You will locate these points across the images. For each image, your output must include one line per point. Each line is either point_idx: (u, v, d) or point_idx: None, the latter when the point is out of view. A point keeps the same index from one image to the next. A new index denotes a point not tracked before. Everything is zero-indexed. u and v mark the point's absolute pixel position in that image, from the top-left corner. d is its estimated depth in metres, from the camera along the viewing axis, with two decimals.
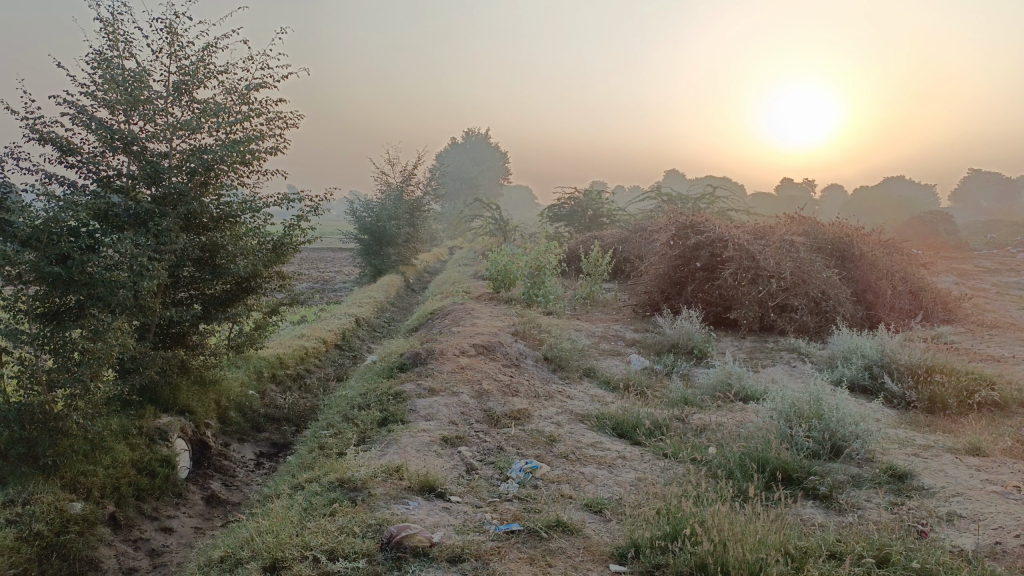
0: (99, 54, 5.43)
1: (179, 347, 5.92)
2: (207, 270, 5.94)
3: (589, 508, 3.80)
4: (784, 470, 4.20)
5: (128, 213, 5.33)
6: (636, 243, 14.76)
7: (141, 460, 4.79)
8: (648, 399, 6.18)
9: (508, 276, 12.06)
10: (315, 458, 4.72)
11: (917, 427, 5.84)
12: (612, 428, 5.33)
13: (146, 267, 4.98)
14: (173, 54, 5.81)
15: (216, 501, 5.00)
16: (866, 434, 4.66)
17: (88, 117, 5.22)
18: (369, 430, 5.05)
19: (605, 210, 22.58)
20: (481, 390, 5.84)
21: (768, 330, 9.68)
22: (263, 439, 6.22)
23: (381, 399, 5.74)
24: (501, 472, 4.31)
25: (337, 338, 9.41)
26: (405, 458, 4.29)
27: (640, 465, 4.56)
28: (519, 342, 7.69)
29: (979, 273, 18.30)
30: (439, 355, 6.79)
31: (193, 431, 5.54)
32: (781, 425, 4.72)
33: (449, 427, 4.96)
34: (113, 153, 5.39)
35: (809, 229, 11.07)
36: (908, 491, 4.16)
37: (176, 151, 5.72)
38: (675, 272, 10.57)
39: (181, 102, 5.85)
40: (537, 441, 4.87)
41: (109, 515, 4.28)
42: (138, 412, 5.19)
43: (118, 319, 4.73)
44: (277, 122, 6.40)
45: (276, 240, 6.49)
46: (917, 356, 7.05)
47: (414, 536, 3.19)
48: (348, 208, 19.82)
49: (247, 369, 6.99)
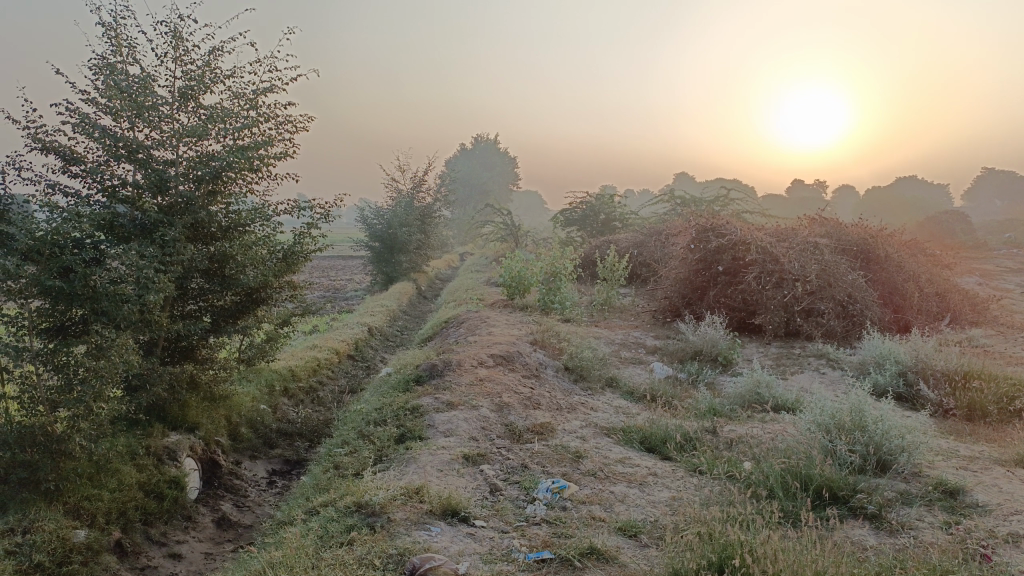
0: (102, 60, 5.25)
1: (187, 362, 5.71)
2: (216, 281, 5.74)
3: (624, 532, 3.55)
4: (829, 488, 3.94)
5: (134, 224, 5.16)
6: (654, 247, 14.51)
7: (148, 481, 4.57)
8: (676, 410, 5.92)
9: (522, 282, 11.69)
10: (330, 479, 4.49)
11: (959, 436, 5.56)
12: (640, 442, 5.08)
13: (152, 279, 4.76)
14: (177, 59, 5.63)
15: (227, 523, 4.78)
16: (913, 447, 4.39)
17: (90, 125, 5.03)
18: (386, 448, 4.81)
19: (617, 215, 22.33)
20: (502, 403, 5.61)
21: (794, 335, 9.40)
22: (276, 456, 6.00)
23: (398, 414, 5.50)
24: (527, 492, 4.07)
25: (349, 348, 9.20)
26: (426, 479, 4.05)
27: (673, 483, 4.31)
28: (539, 351, 7.44)
29: (1001, 273, 17.95)
30: (456, 366, 6.55)
31: (203, 450, 5.33)
32: (821, 439, 4.47)
33: (470, 444, 4.72)
34: (116, 161, 5.20)
35: (832, 230, 10.76)
36: (963, 509, 3.89)
37: (182, 159, 5.53)
38: (696, 276, 10.31)
39: (186, 108, 5.65)
40: (563, 458, 4.62)
41: (115, 542, 4.06)
42: (146, 431, 4.98)
43: (123, 336, 4.52)
44: (286, 127, 6.20)
45: (286, 249, 6.26)
46: (953, 361, 6.76)
47: (438, 567, 2.94)
48: (358, 216, 19.64)
49: (258, 382, 6.78)
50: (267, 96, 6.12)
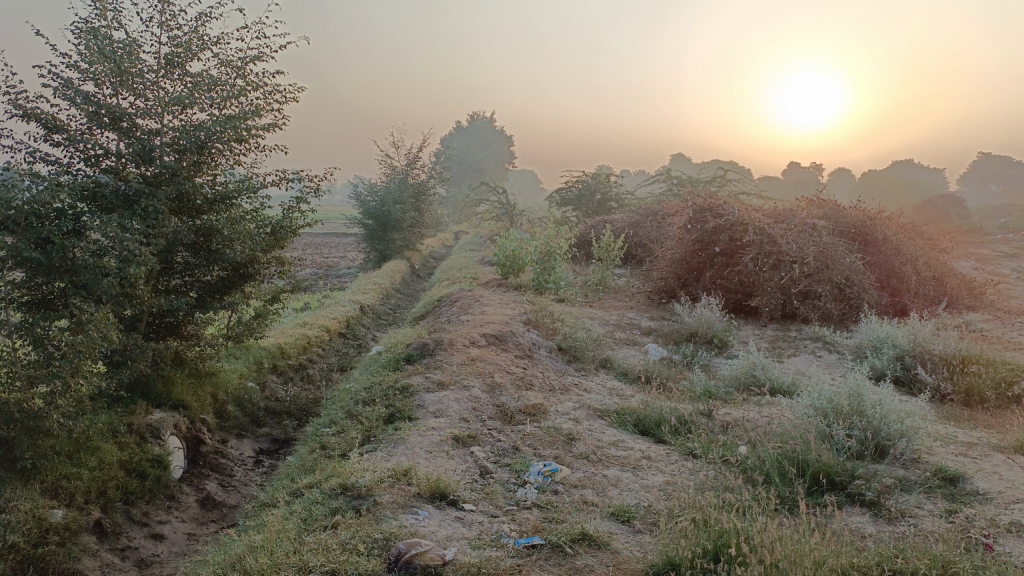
0: (85, 24, 5.07)
1: (173, 338, 5.59)
2: (201, 256, 5.58)
3: (617, 518, 3.46)
4: (827, 473, 3.84)
5: (117, 195, 5.00)
6: (650, 228, 14.39)
7: (130, 460, 4.45)
8: (671, 392, 5.82)
9: (517, 262, 11.57)
10: (316, 460, 4.38)
11: (957, 422, 5.48)
12: (634, 424, 4.99)
13: (135, 252, 4.60)
14: (163, 24, 5.44)
15: (211, 503, 4.68)
16: (912, 432, 4.30)
17: (73, 91, 4.86)
18: (374, 428, 4.70)
19: (613, 194, 22.17)
20: (494, 384, 5.50)
21: (791, 317, 9.31)
22: (264, 435, 5.90)
23: (387, 394, 5.39)
24: (518, 475, 3.97)
25: (341, 326, 9.08)
26: (414, 461, 3.95)
27: (667, 467, 4.21)
28: (532, 332, 7.32)
29: (997, 258, 17.89)
30: (448, 346, 6.44)
31: (188, 428, 5.21)
32: (819, 423, 4.37)
33: (460, 425, 4.62)
34: (100, 130, 5.04)
35: (830, 211, 10.63)
36: (963, 496, 3.81)
37: (167, 128, 5.36)
38: (692, 257, 10.22)
39: (172, 76, 5.47)
40: (556, 440, 4.52)
41: (95, 523, 3.95)
42: (128, 408, 4.85)
43: (103, 308, 4.35)
44: (275, 97, 6.02)
45: (275, 224, 6.11)
46: (952, 345, 6.67)
47: (425, 553, 2.83)
48: (352, 192, 19.43)
49: (246, 359, 6.67)
50: (256, 65, 5.94)
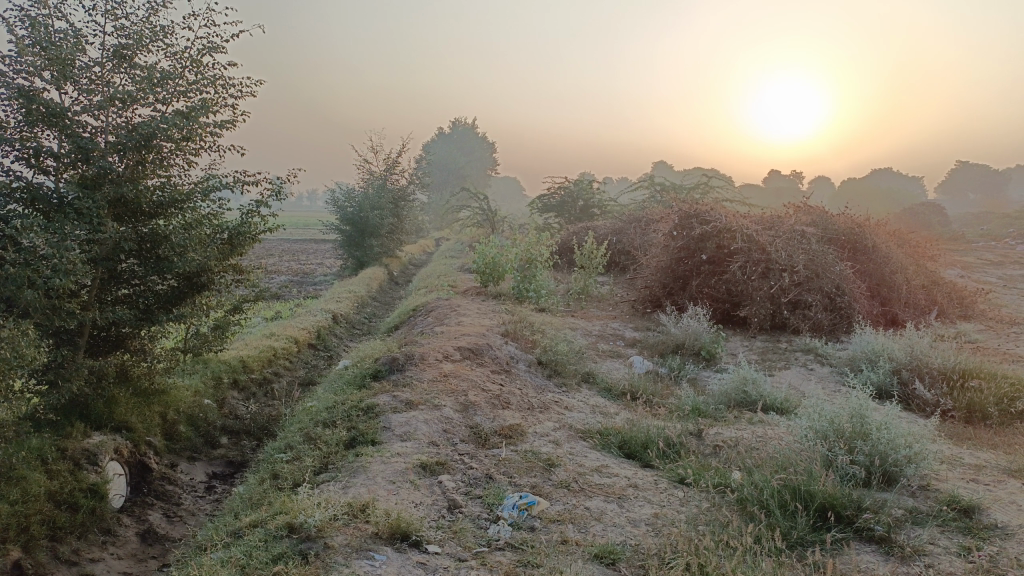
0: (21, 11, 4.59)
1: (118, 352, 5.15)
2: (148, 263, 5.11)
3: (600, 560, 3.06)
4: (832, 505, 3.46)
5: (54, 199, 4.55)
6: (633, 234, 14.07)
7: (60, 491, 3.99)
8: (657, 411, 5.45)
9: (497, 269, 11.13)
10: (265, 492, 3.95)
11: (961, 441, 5.14)
12: (618, 446, 4.61)
13: (69, 263, 4.14)
14: (109, 12, 4.99)
15: (153, 537, 4.26)
16: (920, 456, 3.93)
17: (5, 85, 4.39)
18: (333, 454, 4.28)
19: (595, 201, 21.86)
20: (467, 402, 5.09)
21: (780, 328, 8.99)
22: (218, 457, 5.48)
23: (350, 414, 4.96)
24: (490, 510, 3.56)
25: (310, 337, 8.63)
26: (374, 494, 3.53)
27: (656, 497, 3.82)
28: (510, 344, 6.92)
29: (981, 265, 17.83)
30: (419, 360, 6.02)
31: (131, 452, 4.77)
32: (821, 448, 4.00)
33: (429, 451, 4.20)
34: (40, 129, 4.58)
35: (819, 218, 10.32)
36: (981, 530, 3.45)
37: (110, 126, 4.88)
38: (678, 265, 9.89)
39: (119, 69, 5.01)
40: (533, 467, 4.12)
41: (13, 564, 3.49)
42: (64, 432, 4.41)
43: (23, 324, 3.89)
44: (231, 91, 5.60)
45: (232, 230, 5.68)
46: (950, 358, 6.35)
47: None
48: (329, 198, 18.92)
49: (203, 374, 6.22)
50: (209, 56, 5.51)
